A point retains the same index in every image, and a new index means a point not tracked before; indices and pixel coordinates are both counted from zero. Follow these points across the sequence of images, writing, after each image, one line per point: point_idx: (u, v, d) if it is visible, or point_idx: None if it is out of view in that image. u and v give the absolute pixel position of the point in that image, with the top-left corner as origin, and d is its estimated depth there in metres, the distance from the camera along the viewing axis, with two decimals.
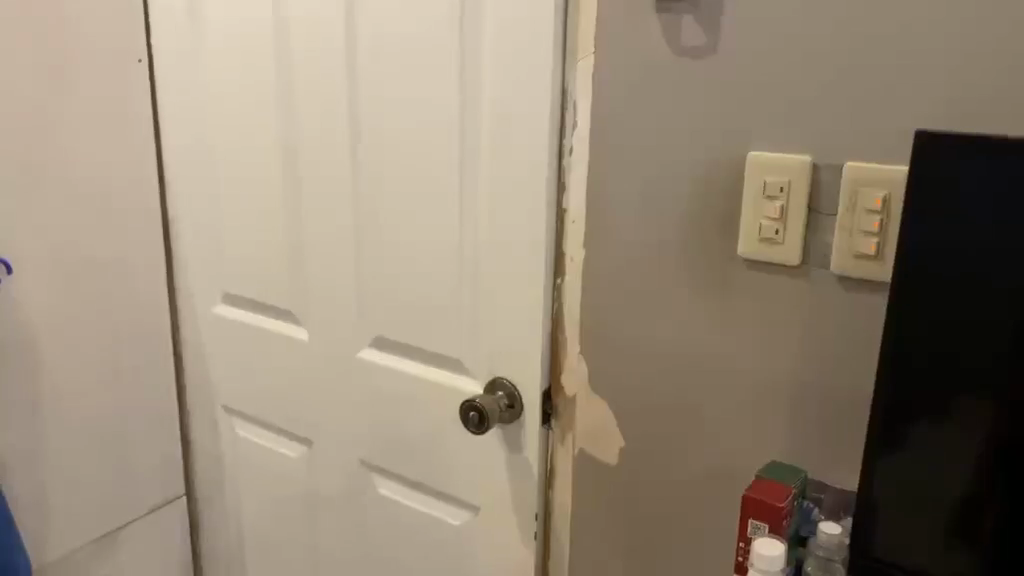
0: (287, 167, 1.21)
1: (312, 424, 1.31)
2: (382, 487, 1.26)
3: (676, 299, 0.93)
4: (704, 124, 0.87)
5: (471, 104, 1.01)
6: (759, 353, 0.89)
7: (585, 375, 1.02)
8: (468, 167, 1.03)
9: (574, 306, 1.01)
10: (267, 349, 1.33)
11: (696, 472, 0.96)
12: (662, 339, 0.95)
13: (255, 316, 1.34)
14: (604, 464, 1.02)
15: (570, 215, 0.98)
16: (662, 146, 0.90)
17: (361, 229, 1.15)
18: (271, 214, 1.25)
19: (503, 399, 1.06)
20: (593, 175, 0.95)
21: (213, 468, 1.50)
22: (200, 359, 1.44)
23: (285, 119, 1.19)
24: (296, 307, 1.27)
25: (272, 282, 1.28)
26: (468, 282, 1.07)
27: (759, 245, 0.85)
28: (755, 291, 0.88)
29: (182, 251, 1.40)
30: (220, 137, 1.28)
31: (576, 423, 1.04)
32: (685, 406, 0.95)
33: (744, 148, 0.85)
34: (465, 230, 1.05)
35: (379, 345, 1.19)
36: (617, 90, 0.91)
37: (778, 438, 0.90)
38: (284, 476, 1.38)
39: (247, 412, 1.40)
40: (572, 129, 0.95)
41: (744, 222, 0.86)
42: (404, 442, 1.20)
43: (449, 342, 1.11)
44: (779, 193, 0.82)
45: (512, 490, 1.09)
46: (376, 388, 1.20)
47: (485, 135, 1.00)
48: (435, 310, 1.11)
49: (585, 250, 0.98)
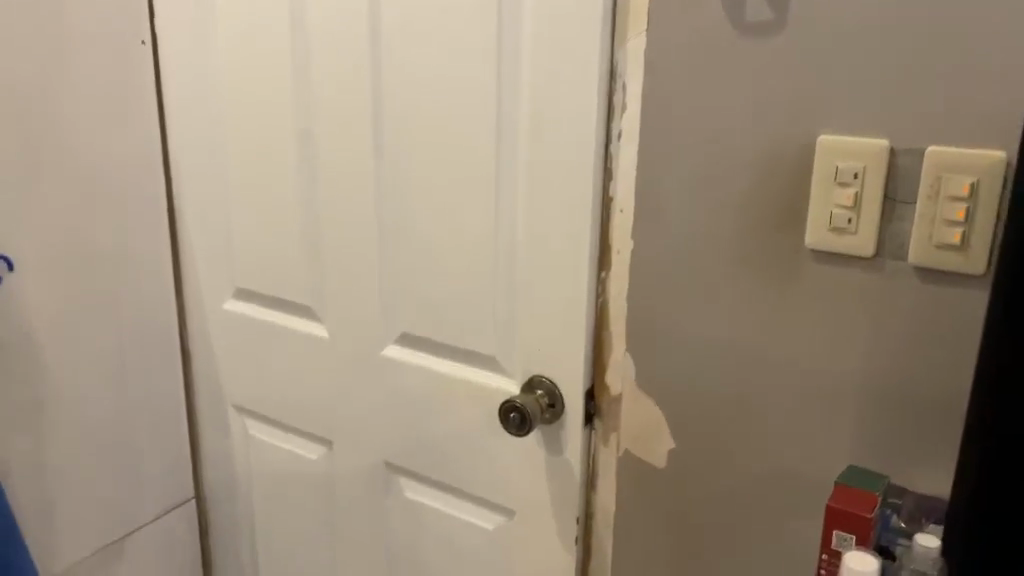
0: (304, 155, 1.14)
1: (332, 424, 1.25)
2: (407, 489, 1.20)
3: (734, 295, 0.87)
4: (768, 106, 0.81)
5: (509, 87, 0.94)
6: (826, 351, 0.83)
7: (631, 374, 0.96)
8: (505, 154, 0.97)
9: (619, 301, 0.95)
10: (282, 347, 1.26)
11: (752, 475, 0.91)
12: (715, 336, 0.89)
13: (268, 312, 1.27)
14: (651, 466, 0.97)
15: (616, 204, 0.92)
16: (720, 130, 0.84)
17: (385, 219, 1.09)
18: (287, 204, 1.18)
19: (544, 399, 1.00)
20: (643, 162, 0.89)
21: (223, 470, 1.44)
22: (209, 356, 1.37)
23: (302, 104, 1.12)
24: (314, 302, 1.21)
25: (288, 276, 1.22)
26: (504, 276, 1.01)
27: (829, 235, 0.80)
28: (821, 285, 0.82)
29: (189, 244, 1.33)
30: (230, 124, 1.20)
31: (621, 424, 0.98)
32: (739, 406, 0.90)
33: (813, 132, 0.79)
34: (501, 221, 0.99)
35: (406, 342, 1.13)
36: (670, 71, 0.85)
37: (843, 441, 0.84)
38: (301, 478, 1.32)
39: (260, 412, 1.34)
40: (620, 112, 0.89)
41: (812, 211, 0.80)
42: (432, 443, 1.14)
43: (483, 338, 1.05)
44: (853, 179, 0.77)
45: (551, 492, 1.05)
46: (402, 386, 1.15)
47: (525, 120, 0.94)
48: (467, 304, 1.05)
49: (632, 241, 0.92)
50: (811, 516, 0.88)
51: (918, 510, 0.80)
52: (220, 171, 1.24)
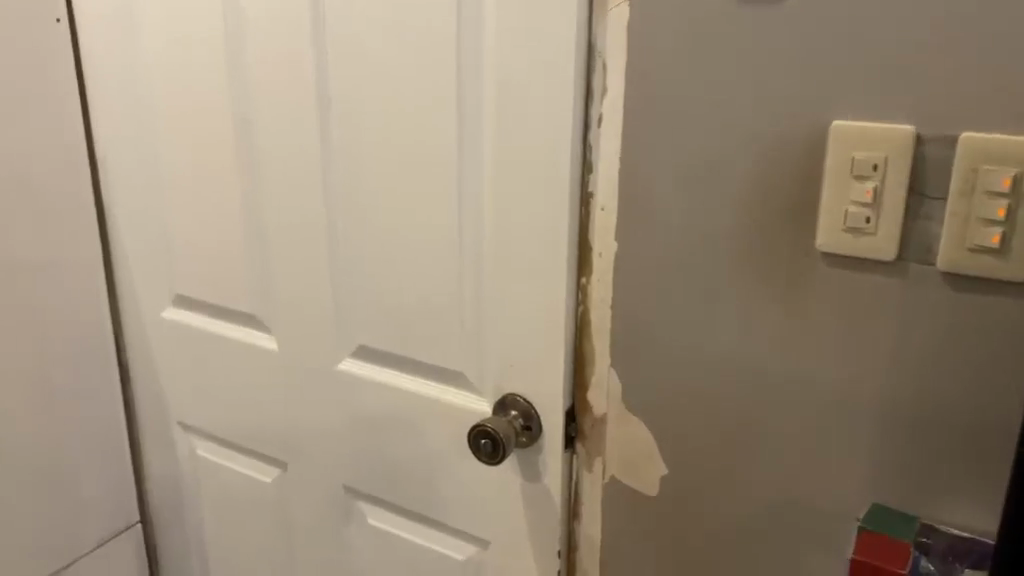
0: (243, 147, 1.01)
1: (286, 445, 1.13)
2: (372, 516, 1.09)
3: (734, 304, 0.76)
4: (772, 87, 0.69)
5: (472, 68, 0.82)
6: (841, 367, 0.73)
7: (616, 392, 0.85)
8: (469, 145, 0.84)
9: (602, 311, 0.83)
10: (227, 360, 1.14)
11: (756, 507, 0.80)
12: (712, 350, 0.79)
13: (211, 322, 1.15)
14: (640, 493, 0.87)
15: (597, 201, 0.81)
16: (716, 116, 0.72)
17: (336, 219, 0.97)
18: (227, 204, 1.05)
19: (518, 421, 0.89)
20: (627, 152, 0.78)
21: (170, 491, 1.31)
22: (149, 370, 1.25)
23: (238, 91, 0.98)
24: (261, 311, 1.08)
25: (231, 282, 1.09)
26: (471, 284, 0.89)
27: (844, 236, 0.69)
28: (836, 293, 0.71)
29: (122, 248, 1.19)
30: (160, 114, 1.07)
31: (606, 447, 0.88)
32: (740, 428, 0.79)
33: (825, 116, 0.68)
34: (465, 222, 0.87)
35: (363, 355, 1.02)
36: (657, 46, 0.73)
37: (861, 470, 0.74)
38: (255, 504, 1.21)
39: (207, 431, 1.22)
40: (600, 95, 0.78)
41: (824, 208, 0.69)
42: (396, 466, 1.03)
43: (450, 353, 0.94)
44: (872, 171, 0.66)
45: (529, 521, 0.94)
46: (362, 404, 1.03)
47: (491, 105, 0.82)
48: (431, 315, 0.93)
49: (616, 242, 0.80)
50: (823, 554, 0.78)
51: (950, 552, 0.71)
52: (152, 166, 1.11)
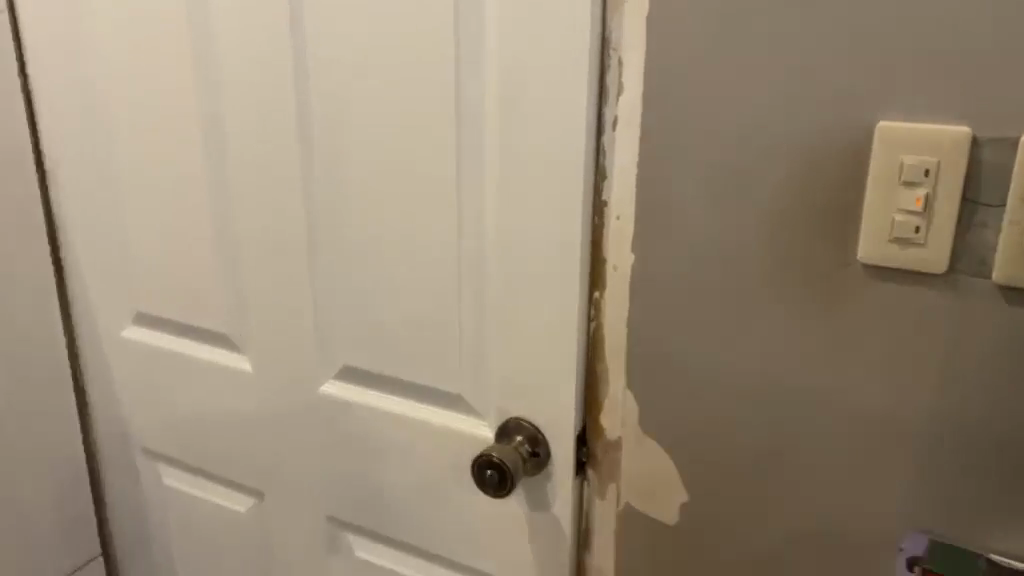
0: (212, 152, 0.92)
1: (263, 474, 1.05)
2: (359, 547, 1.02)
3: (764, 322, 0.70)
4: (808, 84, 0.63)
5: (471, 64, 0.74)
6: (883, 388, 0.67)
7: (633, 415, 0.79)
8: (468, 150, 0.77)
9: (617, 328, 0.77)
10: (196, 382, 1.05)
11: (786, 537, 0.75)
12: (739, 371, 0.72)
13: (178, 341, 1.06)
14: (659, 522, 0.81)
15: (612, 210, 0.74)
16: (748, 116, 0.66)
17: (318, 230, 0.89)
18: (195, 214, 0.96)
19: (525, 446, 0.83)
20: (644, 158, 0.71)
21: (135, 521, 1.22)
22: (109, 394, 1.15)
23: (205, 91, 0.90)
24: (234, 329, 1.00)
25: (200, 299, 1.00)
26: (471, 300, 0.82)
27: (889, 247, 0.63)
28: (879, 309, 0.66)
29: (76, 262, 1.10)
30: (117, 117, 0.97)
31: (621, 473, 0.81)
32: (768, 455, 0.73)
33: (873, 117, 0.62)
34: (464, 233, 0.80)
35: (349, 376, 0.94)
36: (681, 41, 0.67)
37: (903, 498, 0.69)
38: (229, 535, 1.12)
39: (175, 458, 1.13)
40: (615, 94, 0.71)
41: (868, 217, 0.64)
42: (387, 494, 0.96)
43: (446, 374, 0.86)
44: (923, 177, 0.61)
45: (535, 553, 0.87)
46: (348, 428, 0.95)
47: (493, 106, 0.75)
48: (425, 334, 0.86)
49: (633, 255, 0.74)
50: None
51: None
52: (108, 173, 1.01)
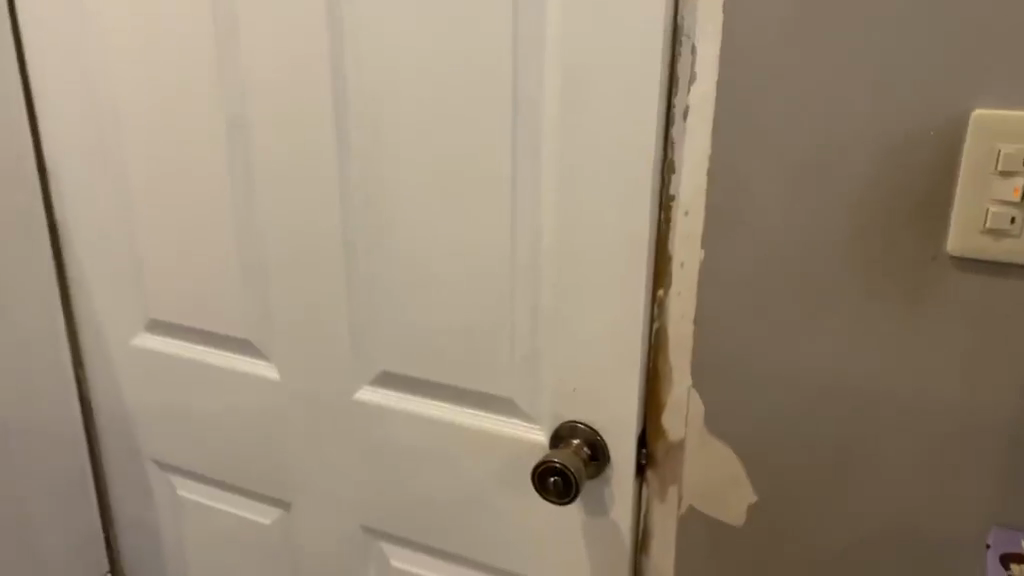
0: (237, 149, 0.87)
1: (290, 484, 1.00)
2: (394, 557, 0.99)
3: (843, 316, 0.68)
4: (898, 72, 0.61)
5: (529, 52, 0.71)
6: (968, 383, 0.66)
7: (698, 415, 0.76)
8: (524, 143, 0.74)
9: (682, 325, 0.75)
10: (216, 391, 1.00)
11: (860, 535, 0.73)
12: (815, 367, 0.70)
13: (195, 348, 1.00)
14: (724, 522, 0.79)
15: (680, 205, 0.71)
16: (832, 105, 0.64)
17: (355, 230, 0.84)
18: (216, 213, 0.91)
19: (584, 450, 0.80)
20: (717, 150, 0.68)
21: (145, 536, 1.16)
22: (116, 404, 1.09)
23: (231, 83, 0.85)
24: (258, 334, 0.95)
25: (220, 304, 0.95)
26: (525, 299, 0.79)
27: (982, 239, 0.61)
28: (965, 302, 0.64)
29: (80, 266, 1.04)
30: (130, 112, 0.92)
31: (683, 474, 0.79)
32: (843, 452, 0.72)
33: (965, 106, 0.60)
34: (518, 229, 0.77)
35: (386, 381, 0.90)
36: (761, 27, 0.64)
37: (987, 493, 0.68)
38: (252, 547, 1.08)
39: (191, 469, 1.07)
40: (687, 83, 0.68)
41: (960, 208, 0.61)
42: (427, 502, 0.92)
43: (495, 377, 0.83)
44: (1022, 167, 0.58)
45: (590, 558, 0.85)
46: (384, 435, 0.91)
47: (554, 97, 0.71)
48: (473, 336, 0.82)
49: (703, 251, 0.71)
50: None
51: None
52: (119, 172, 0.96)
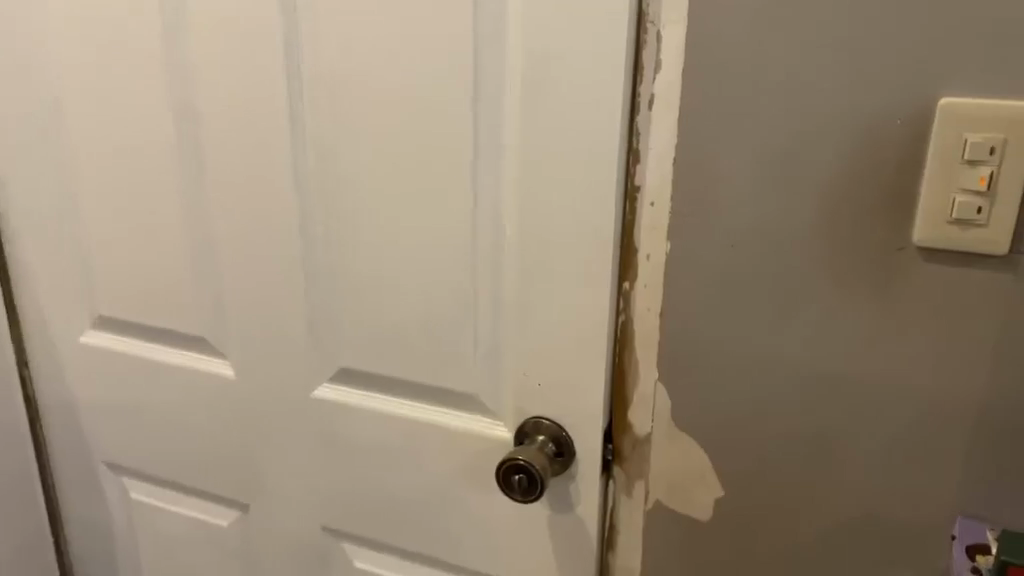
0: (187, 140, 0.84)
1: (248, 485, 0.97)
2: (356, 558, 0.96)
3: (810, 308, 0.67)
4: (864, 60, 0.60)
5: (490, 38, 0.69)
6: (935, 373, 0.65)
7: (665, 410, 0.75)
8: (486, 132, 0.72)
9: (647, 319, 0.73)
10: (168, 390, 0.97)
11: (827, 528, 0.73)
12: (781, 360, 0.70)
13: (145, 346, 0.97)
14: (692, 517, 0.78)
15: (645, 195, 0.70)
16: (799, 93, 0.62)
17: (311, 223, 0.82)
18: (165, 205, 0.88)
19: (549, 447, 0.79)
20: (682, 139, 0.67)
21: (96, 540, 1.12)
22: (64, 404, 1.05)
23: (179, 69, 0.82)
24: (211, 331, 0.92)
25: (172, 300, 0.92)
26: (487, 293, 0.77)
27: (948, 229, 0.61)
28: (931, 292, 0.63)
29: (21, 261, 0.99)
30: (73, 100, 0.88)
31: (650, 470, 0.78)
32: (809, 446, 0.71)
33: (932, 95, 0.59)
34: (480, 222, 0.75)
35: (345, 379, 0.87)
36: (726, 13, 0.62)
37: (952, 483, 0.68)
38: (209, 549, 1.04)
39: (144, 471, 1.04)
40: (653, 70, 0.66)
41: (927, 198, 0.61)
42: (388, 501, 0.90)
43: (458, 373, 0.81)
44: (988, 155, 0.58)
45: (557, 555, 0.84)
46: (344, 433, 0.89)
47: (515, 84, 0.69)
48: (435, 331, 0.80)
49: (668, 243, 0.70)
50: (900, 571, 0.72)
51: None
52: (63, 162, 0.92)
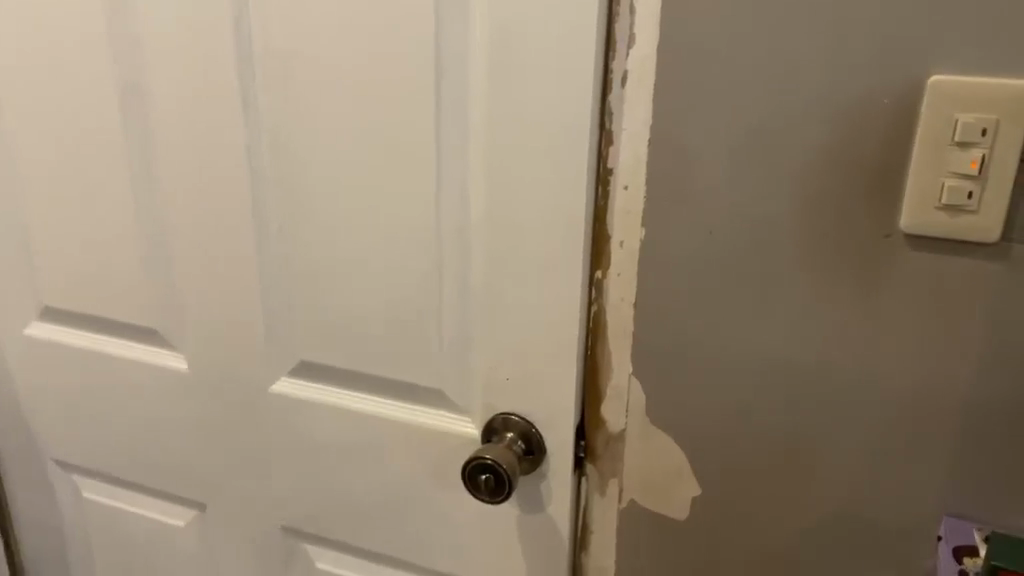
0: (133, 121, 0.79)
1: (205, 485, 0.93)
2: (318, 559, 0.92)
3: (791, 298, 0.64)
4: (849, 35, 0.56)
5: (453, 11, 0.64)
6: (922, 366, 0.62)
7: (639, 405, 0.72)
8: (450, 111, 0.67)
9: (621, 309, 0.70)
10: (119, 385, 0.92)
11: (807, 527, 0.70)
12: (760, 353, 0.66)
13: (94, 339, 0.92)
14: (667, 517, 0.74)
15: (618, 178, 0.66)
16: (779, 70, 0.59)
17: (265, 210, 0.77)
18: (111, 189, 0.82)
19: (518, 444, 0.75)
20: (657, 119, 0.63)
21: (49, 541, 1.07)
22: (11, 400, 1.00)
23: (122, 43, 0.76)
24: (163, 324, 0.87)
25: (121, 291, 0.87)
26: (453, 283, 0.73)
27: (937, 215, 0.57)
28: (917, 281, 0.60)
29: None
30: (12, 76, 0.82)
31: (624, 468, 0.75)
32: (789, 443, 0.68)
33: (920, 72, 0.55)
34: (444, 208, 0.71)
35: (305, 374, 0.83)
36: None
37: (937, 483, 0.65)
38: (165, 550, 1.00)
39: (96, 470, 0.99)
40: (627, 45, 0.62)
41: (915, 182, 0.57)
42: (351, 501, 0.86)
43: (422, 367, 0.77)
44: (979, 137, 0.54)
45: (527, 557, 0.80)
46: (304, 430, 0.85)
47: (480, 60, 0.65)
48: (398, 324, 0.76)
49: (643, 229, 0.66)
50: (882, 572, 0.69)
51: None
52: (4, 143, 0.86)
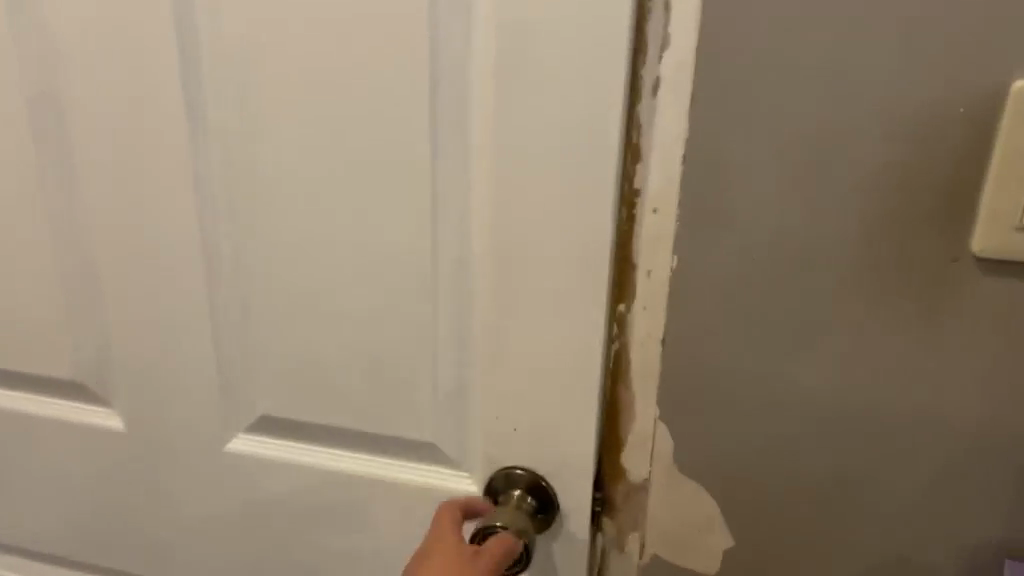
0: (50, 144, 0.66)
1: (151, 555, 0.80)
2: None
3: (845, 331, 0.57)
4: (924, 35, 0.49)
5: (452, 10, 0.54)
6: (988, 400, 0.56)
7: (665, 452, 0.64)
8: (447, 127, 0.57)
9: (647, 346, 0.61)
10: (41, 449, 0.78)
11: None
12: (807, 392, 0.59)
13: (7, 398, 0.78)
14: (695, 571, 0.67)
15: (647, 201, 0.57)
16: (839, 76, 0.51)
17: (220, 243, 0.65)
18: (23, 222, 0.69)
19: (529, 501, 0.66)
20: (695, 131, 0.54)
21: None
22: None
23: (30, 48, 0.62)
24: (94, 379, 0.74)
25: (40, 343, 0.73)
26: (449, 323, 0.63)
27: (1018, 237, 0.51)
28: (988, 309, 0.54)
29: None
30: None
31: (646, 521, 0.66)
32: (838, 488, 0.61)
33: (1003, 77, 0.49)
34: (441, 238, 0.61)
35: (269, 430, 0.71)
36: None
37: (1003, 522, 0.59)
38: None
39: (17, 544, 0.85)
40: (660, 47, 0.53)
41: (994, 200, 0.51)
42: (327, 569, 0.75)
43: (412, 419, 0.67)
44: None
45: None
46: (270, 493, 0.73)
47: (485, 65, 0.55)
48: (382, 371, 0.66)
49: (674, 257, 0.58)
50: None
51: None
52: None
